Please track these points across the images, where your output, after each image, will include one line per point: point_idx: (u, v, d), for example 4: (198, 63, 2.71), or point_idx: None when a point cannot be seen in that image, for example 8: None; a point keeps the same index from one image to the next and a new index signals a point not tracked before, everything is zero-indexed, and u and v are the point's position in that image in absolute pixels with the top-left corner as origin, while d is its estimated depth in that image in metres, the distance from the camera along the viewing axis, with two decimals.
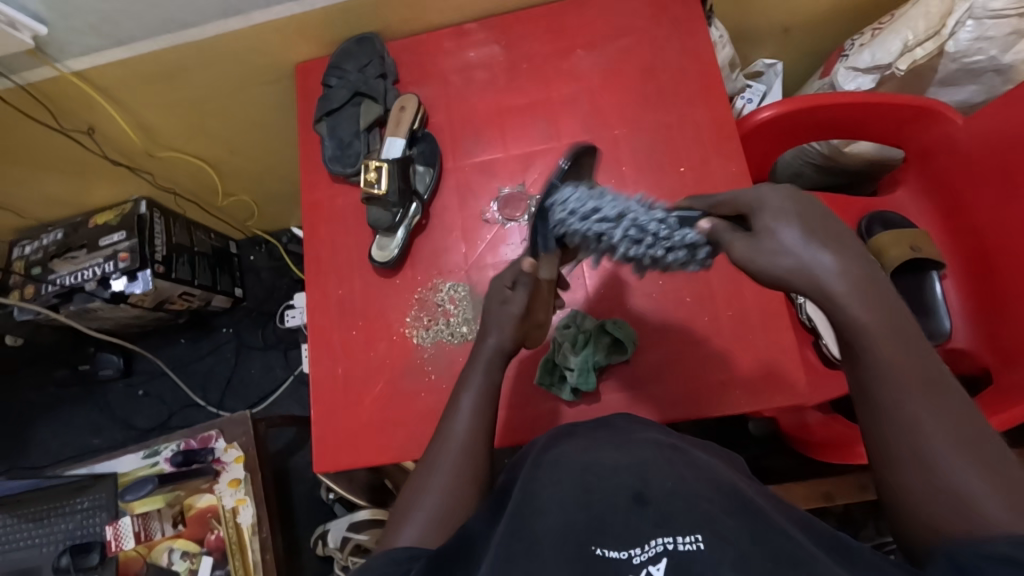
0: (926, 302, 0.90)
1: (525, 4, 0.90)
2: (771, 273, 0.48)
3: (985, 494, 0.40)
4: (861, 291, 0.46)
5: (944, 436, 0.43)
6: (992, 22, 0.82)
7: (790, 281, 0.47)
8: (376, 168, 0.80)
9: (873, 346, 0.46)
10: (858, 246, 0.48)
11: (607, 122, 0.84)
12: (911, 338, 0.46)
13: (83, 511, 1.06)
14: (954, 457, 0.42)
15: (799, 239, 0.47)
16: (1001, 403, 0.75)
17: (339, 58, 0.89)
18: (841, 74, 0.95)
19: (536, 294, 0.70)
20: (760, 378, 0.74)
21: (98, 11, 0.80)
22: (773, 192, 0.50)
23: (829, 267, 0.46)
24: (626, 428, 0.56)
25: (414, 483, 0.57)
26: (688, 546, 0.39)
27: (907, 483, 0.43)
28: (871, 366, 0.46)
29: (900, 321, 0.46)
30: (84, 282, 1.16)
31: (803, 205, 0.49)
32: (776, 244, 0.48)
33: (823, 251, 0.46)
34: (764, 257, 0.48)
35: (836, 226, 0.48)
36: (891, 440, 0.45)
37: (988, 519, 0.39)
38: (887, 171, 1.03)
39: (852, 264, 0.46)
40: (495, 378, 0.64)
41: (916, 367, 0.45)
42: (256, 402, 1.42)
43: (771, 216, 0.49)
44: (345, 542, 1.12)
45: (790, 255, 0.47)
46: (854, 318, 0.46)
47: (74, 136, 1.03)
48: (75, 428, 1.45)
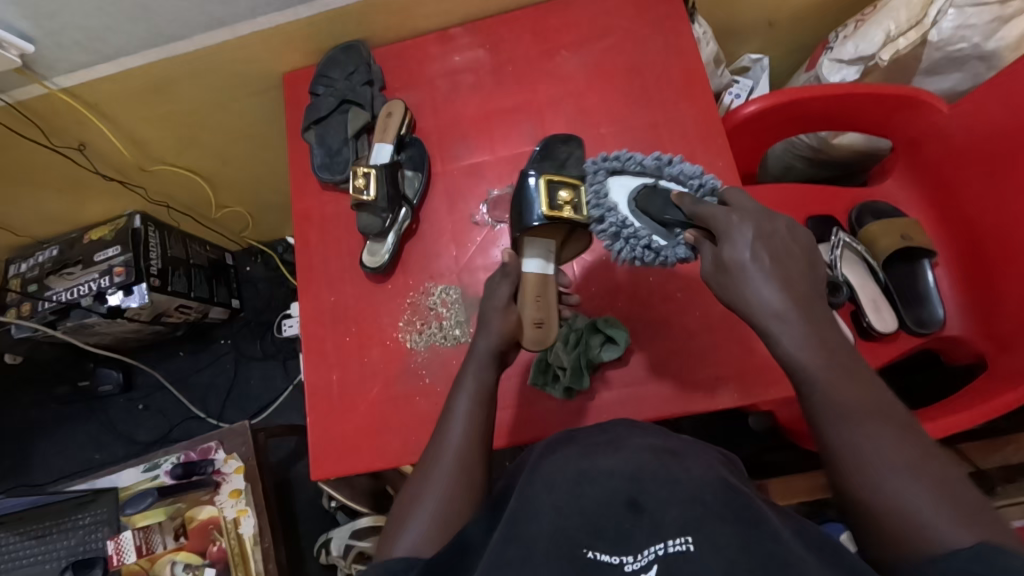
0: (919, 291, 0.91)
1: (508, 7, 0.91)
2: (727, 293, 0.55)
3: (934, 513, 0.40)
4: (804, 322, 0.51)
5: (896, 459, 0.43)
6: (973, 10, 0.83)
7: (741, 308, 0.54)
8: (365, 175, 0.82)
9: (818, 378, 0.49)
10: (806, 287, 0.53)
11: (594, 122, 0.85)
12: (852, 372, 0.49)
13: (84, 527, 1.06)
14: (903, 478, 0.42)
15: (752, 266, 0.53)
16: (994, 387, 0.74)
17: (325, 65, 0.90)
18: (826, 66, 0.96)
19: (523, 286, 0.74)
20: (753, 372, 0.75)
21: (84, 28, 0.80)
22: (742, 224, 0.55)
23: (773, 304, 0.51)
24: (620, 433, 0.56)
25: (410, 493, 0.57)
26: (679, 548, 0.39)
27: (864, 509, 0.43)
28: (817, 399, 0.48)
29: (842, 355, 0.50)
30: (81, 298, 1.18)
31: (766, 235, 0.54)
32: (735, 274, 0.54)
33: (772, 281, 0.52)
34: (723, 284, 0.55)
35: (792, 257, 0.53)
36: (843, 467, 0.45)
37: (937, 536, 0.39)
38: (877, 161, 1.04)
39: (796, 297, 0.52)
40: (486, 378, 0.65)
41: (858, 396, 0.47)
42: (256, 412, 1.42)
43: (735, 250, 0.54)
44: (348, 550, 1.12)
45: (742, 286, 0.53)
46: (796, 353, 0.50)
47: (66, 152, 1.04)
48: (76, 445, 1.45)
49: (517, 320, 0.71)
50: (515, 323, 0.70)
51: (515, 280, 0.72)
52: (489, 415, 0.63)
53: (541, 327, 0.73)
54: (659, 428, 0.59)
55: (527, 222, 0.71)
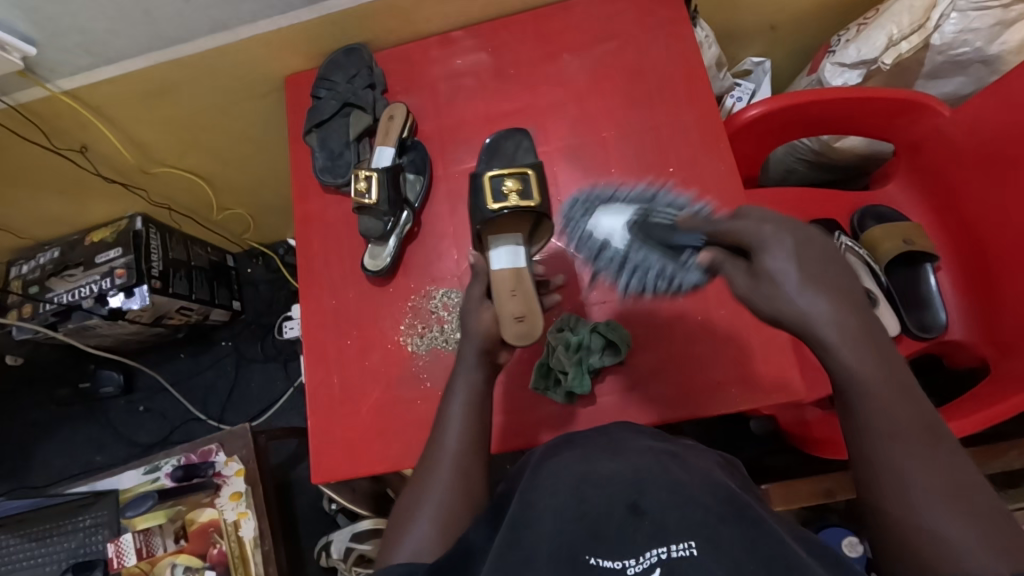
0: (920, 295, 0.91)
1: (510, 11, 0.91)
2: (769, 310, 0.49)
3: (969, 541, 0.41)
4: (852, 338, 0.47)
5: (935, 483, 0.43)
6: (976, 14, 0.82)
7: (785, 324, 0.49)
8: (367, 178, 0.81)
9: (872, 396, 0.47)
10: (853, 292, 0.49)
11: (596, 126, 0.85)
12: (909, 391, 0.47)
13: (85, 529, 1.06)
14: (940, 505, 0.42)
15: (795, 280, 0.48)
16: (996, 393, 0.74)
17: (327, 69, 0.90)
18: (828, 70, 0.95)
19: (494, 283, 0.72)
20: (756, 376, 0.74)
21: (86, 30, 0.80)
22: (777, 233, 0.50)
23: (824, 313, 0.47)
24: (621, 438, 0.55)
25: (408, 498, 0.57)
26: (682, 553, 0.39)
27: (895, 529, 0.44)
28: (868, 414, 0.47)
29: (898, 373, 0.47)
30: (82, 299, 1.17)
31: (804, 245, 0.49)
32: (775, 287, 0.49)
33: (818, 295, 0.48)
34: (762, 299, 0.50)
35: (834, 267, 0.49)
36: (881, 486, 0.45)
37: (969, 563, 0.40)
38: (878, 165, 1.04)
39: (845, 312, 0.47)
40: (477, 381, 0.64)
41: (911, 418, 0.46)
42: (257, 415, 1.42)
43: (774, 260, 0.49)
44: (348, 553, 1.12)
45: (785, 300, 0.48)
46: (850, 368, 0.47)
47: (67, 154, 1.04)
48: (77, 446, 1.45)
49: (493, 316, 0.69)
50: (490, 320, 0.69)
51: (487, 278, 0.72)
52: (484, 417, 0.63)
53: (522, 321, 0.70)
54: (661, 433, 0.59)
55: (482, 215, 0.74)
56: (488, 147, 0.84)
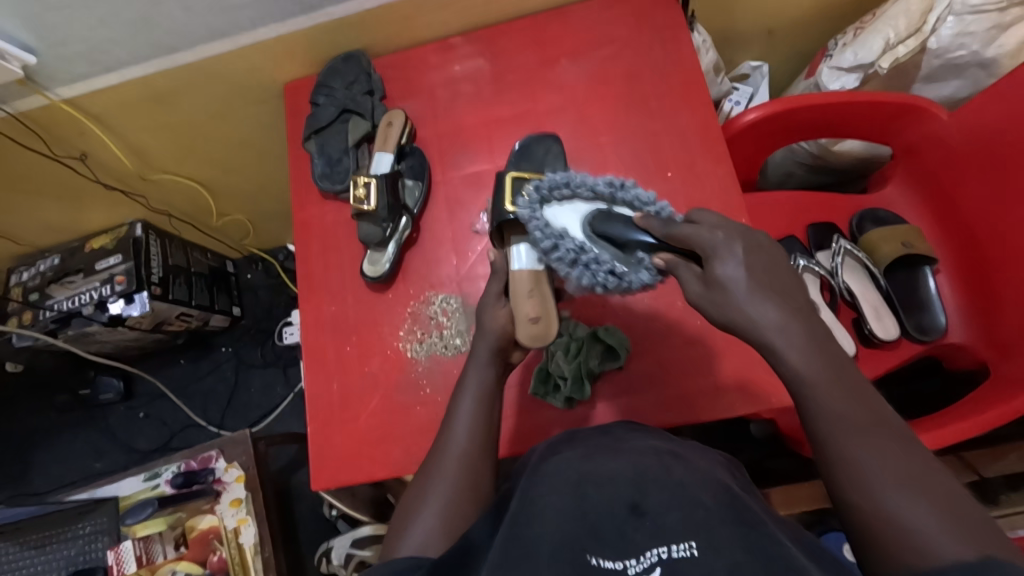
0: (920, 298, 0.91)
1: (508, 17, 0.91)
2: (720, 314, 0.51)
3: (934, 526, 0.40)
4: (799, 341, 0.48)
5: (893, 471, 0.43)
6: (972, 17, 0.83)
7: (735, 327, 0.50)
8: (365, 184, 0.81)
9: (821, 392, 0.47)
10: (798, 298, 0.51)
11: (593, 131, 0.85)
12: (855, 385, 0.48)
13: (85, 536, 1.06)
14: (903, 493, 0.42)
15: (745, 286, 0.50)
16: (997, 395, 0.74)
17: (326, 75, 0.90)
18: (825, 74, 0.96)
19: (513, 284, 0.70)
20: (754, 380, 0.74)
21: (86, 39, 0.81)
22: (729, 240, 0.52)
23: (771, 319, 0.49)
24: (623, 436, 0.55)
25: (413, 494, 0.57)
26: (682, 553, 0.39)
27: (866, 523, 0.43)
28: (817, 412, 0.47)
29: (842, 368, 0.48)
30: (82, 306, 1.17)
31: (754, 252, 0.51)
32: (726, 293, 0.50)
33: (767, 301, 0.49)
34: (714, 304, 0.51)
35: (782, 274, 0.51)
36: (844, 483, 0.45)
37: (935, 549, 0.39)
38: (876, 168, 1.04)
39: (791, 317, 0.49)
40: (488, 378, 0.64)
41: (862, 412, 0.46)
42: (257, 420, 1.42)
43: (726, 266, 0.51)
44: (349, 559, 1.12)
45: (737, 305, 0.50)
46: (797, 367, 0.48)
47: (67, 162, 1.04)
48: (77, 453, 1.45)
49: (508, 315, 0.68)
50: (506, 318, 0.68)
51: (506, 278, 0.71)
52: (493, 415, 0.62)
53: (538, 323, 0.68)
54: (666, 433, 0.59)
55: (501, 215, 0.74)
56: (519, 150, 0.83)
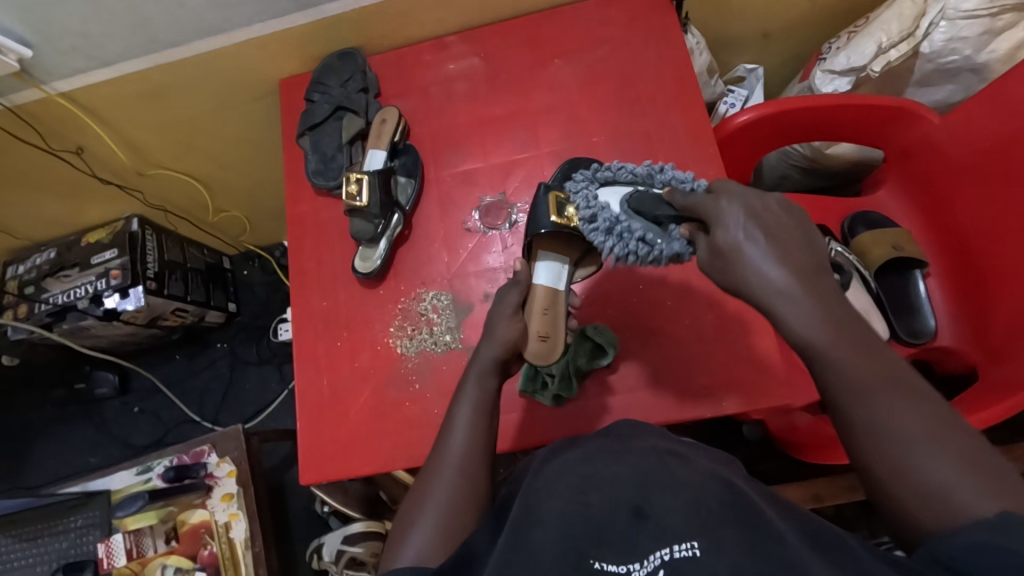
0: (911, 302, 0.91)
1: (503, 16, 0.91)
2: (726, 279, 0.53)
3: (959, 480, 0.40)
4: (806, 298, 0.49)
5: (910, 428, 0.43)
6: (965, 22, 0.83)
7: (742, 290, 0.52)
8: (358, 180, 0.82)
9: (829, 352, 0.47)
10: (808, 260, 0.51)
11: (586, 131, 0.85)
12: (862, 339, 0.48)
13: (76, 529, 1.06)
14: (922, 449, 0.42)
15: (748, 247, 0.51)
16: (984, 397, 0.74)
17: (322, 73, 0.91)
18: (818, 77, 0.96)
19: (531, 298, 0.76)
20: (742, 379, 0.74)
21: (82, 33, 0.81)
22: (731, 207, 0.54)
23: (779, 280, 0.50)
24: (627, 433, 0.56)
25: (412, 504, 0.57)
26: (685, 553, 0.39)
27: (888, 484, 0.43)
28: (831, 373, 0.47)
29: (850, 325, 0.48)
30: (77, 300, 1.18)
31: (760, 215, 0.52)
32: (731, 257, 0.52)
33: (770, 261, 0.50)
34: (720, 270, 0.54)
35: (788, 233, 0.52)
36: (863, 445, 0.45)
37: (959, 504, 0.39)
38: (869, 172, 1.04)
39: (800, 276, 0.50)
40: (487, 388, 0.66)
41: (873, 370, 0.46)
42: (252, 417, 1.42)
43: (728, 233, 0.53)
44: (339, 555, 1.11)
45: (741, 268, 0.51)
46: (801, 327, 0.48)
47: (64, 156, 1.05)
48: (71, 447, 1.45)
49: (522, 329, 0.71)
50: (520, 331, 0.70)
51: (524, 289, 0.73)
52: (490, 423, 0.64)
53: (545, 341, 0.74)
54: (664, 429, 0.60)
55: (535, 227, 0.75)
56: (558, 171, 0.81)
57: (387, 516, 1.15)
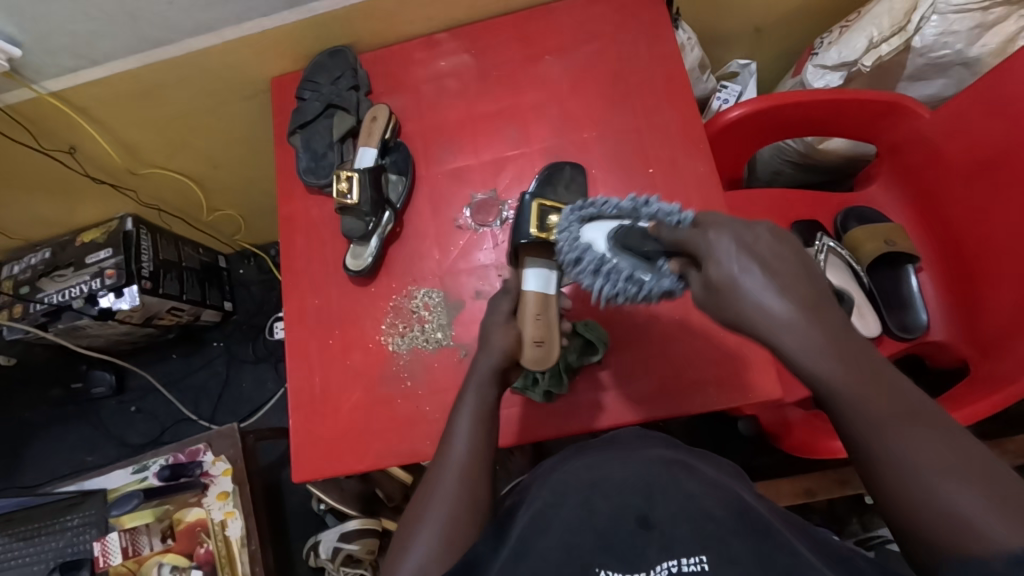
0: (903, 297, 0.92)
1: (493, 13, 0.91)
2: (724, 315, 0.52)
3: (984, 514, 0.39)
4: (811, 330, 0.48)
5: (930, 459, 0.42)
6: (956, 16, 0.83)
7: (742, 326, 0.51)
8: (348, 178, 0.82)
9: (842, 386, 0.47)
10: (808, 289, 0.50)
11: (576, 127, 0.85)
12: (874, 370, 0.47)
13: (73, 528, 1.07)
14: (943, 481, 0.41)
15: (743, 280, 0.50)
16: (970, 393, 0.74)
17: (313, 71, 0.91)
18: (811, 72, 0.96)
19: (523, 305, 0.73)
20: (732, 375, 0.75)
21: (72, 32, 0.81)
22: (721, 240, 0.52)
23: (782, 312, 0.49)
24: (632, 439, 0.56)
25: (413, 509, 0.58)
26: (693, 567, 0.41)
27: (913, 519, 0.42)
28: (847, 408, 0.47)
29: (862, 355, 0.48)
30: (72, 299, 1.18)
31: (754, 245, 0.51)
32: (728, 292, 0.51)
33: (768, 294, 0.49)
34: (716, 305, 0.52)
35: (784, 264, 0.50)
36: (882, 479, 0.44)
37: (987, 536, 0.38)
38: (862, 167, 1.05)
39: (802, 307, 0.49)
40: (486, 396, 0.65)
41: (889, 402, 0.46)
42: (249, 415, 1.42)
43: (721, 267, 0.52)
44: (335, 552, 1.12)
45: (738, 303, 0.50)
46: (808, 359, 0.48)
47: (57, 155, 1.04)
48: (68, 447, 1.46)
49: (518, 336, 0.70)
50: (516, 339, 0.69)
51: (516, 296, 0.73)
52: (489, 432, 0.63)
53: (540, 347, 0.71)
54: (671, 438, 0.59)
55: (518, 236, 0.74)
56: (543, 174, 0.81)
57: (383, 513, 1.14)
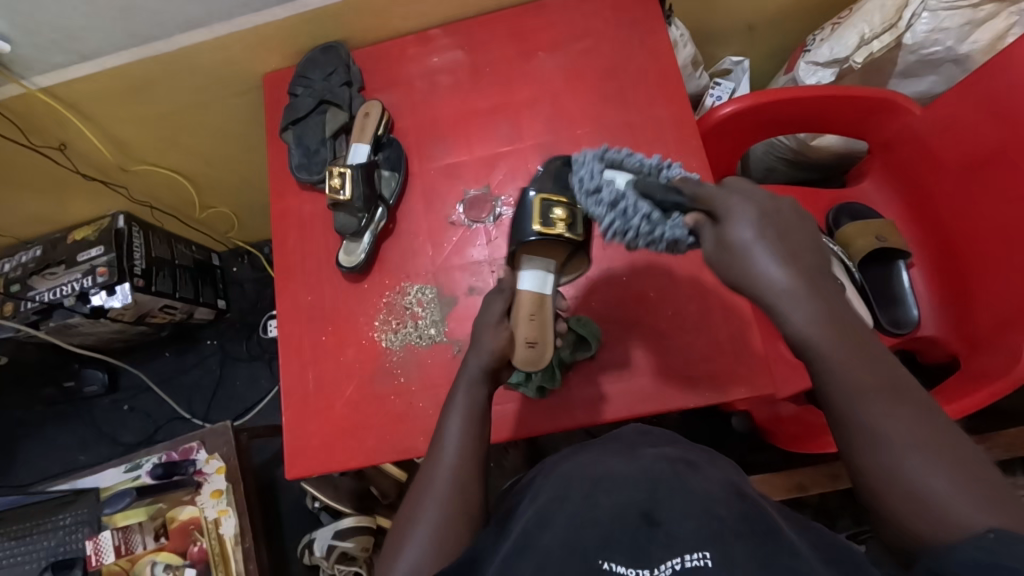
0: (894, 293, 0.92)
1: (486, 9, 0.91)
2: (729, 274, 0.51)
3: (952, 495, 0.40)
4: (811, 304, 0.48)
5: (908, 436, 0.43)
6: (946, 13, 0.84)
7: (745, 287, 0.51)
8: (341, 174, 0.81)
9: (830, 355, 0.47)
10: (813, 262, 0.50)
11: (570, 123, 0.85)
12: (860, 342, 0.47)
13: (65, 527, 1.06)
14: (918, 459, 0.42)
15: (754, 244, 0.50)
16: (959, 387, 0.76)
17: (305, 67, 0.90)
18: (803, 69, 0.96)
19: (516, 305, 0.73)
20: (725, 370, 0.75)
21: (61, 28, 0.80)
22: (740, 203, 0.52)
23: (783, 283, 0.49)
24: (634, 441, 0.56)
25: (408, 511, 0.58)
26: (696, 563, 0.39)
27: (883, 491, 0.43)
28: (829, 377, 0.47)
29: (851, 326, 0.48)
30: (64, 298, 1.17)
31: (769, 212, 0.51)
32: (739, 252, 0.50)
33: (776, 262, 0.49)
34: (724, 264, 0.52)
35: (796, 234, 0.51)
36: (858, 450, 0.45)
37: (955, 518, 0.39)
38: (853, 163, 1.05)
39: (803, 279, 0.49)
40: (477, 395, 0.65)
41: (874, 377, 0.46)
42: (242, 413, 1.42)
43: (737, 229, 0.51)
44: (330, 551, 1.11)
45: (747, 265, 0.50)
46: (804, 327, 0.48)
47: (46, 152, 1.03)
48: (61, 446, 1.45)
49: (510, 335, 0.70)
50: (507, 340, 0.69)
51: (509, 296, 0.72)
52: (481, 431, 0.63)
53: (534, 348, 0.71)
54: (673, 438, 0.60)
55: (522, 236, 0.73)
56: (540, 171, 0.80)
57: (379, 510, 1.14)
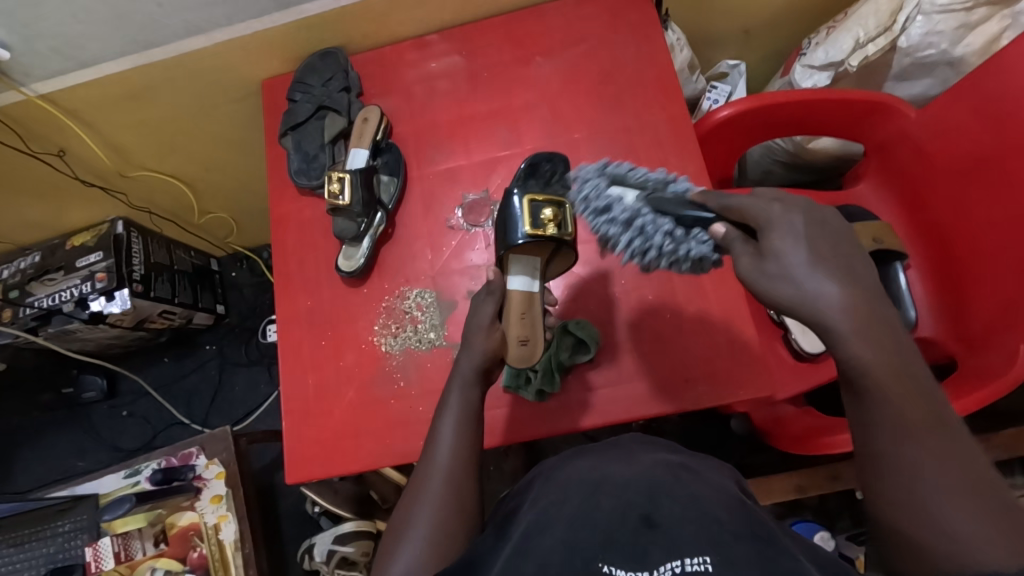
0: (892, 294, 0.91)
1: (483, 14, 0.92)
2: (774, 292, 0.47)
3: (982, 540, 0.40)
4: (865, 327, 0.45)
5: (945, 476, 0.43)
6: (940, 17, 0.85)
7: (792, 306, 0.47)
8: (340, 179, 0.81)
9: (882, 385, 0.45)
10: (867, 281, 0.47)
11: (568, 127, 0.85)
12: (912, 374, 0.46)
13: (64, 534, 1.06)
14: (951, 501, 0.42)
15: (802, 260, 0.47)
16: (954, 388, 0.76)
17: (304, 73, 0.91)
18: (799, 72, 0.96)
19: (507, 304, 0.73)
20: (722, 372, 0.75)
21: (61, 35, 0.80)
22: (786, 213, 0.48)
23: (832, 298, 0.46)
24: (631, 446, 0.56)
25: (403, 513, 0.58)
26: (697, 567, 0.40)
27: (908, 524, 0.43)
28: (878, 406, 0.46)
29: (907, 357, 0.46)
30: (62, 304, 1.17)
31: (816, 226, 0.48)
32: (784, 266, 0.47)
33: (828, 278, 0.46)
34: (767, 279, 0.48)
35: (846, 251, 0.48)
36: (893, 482, 0.45)
37: (980, 561, 0.40)
38: (850, 166, 1.06)
39: (858, 299, 0.46)
40: (472, 397, 0.66)
41: (923, 412, 0.45)
42: (242, 418, 1.42)
43: (784, 241, 0.47)
44: (330, 555, 1.11)
45: (796, 282, 0.46)
46: (860, 353, 0.45)
47: (45, 158, 1.04)
48: (59, 452, 1.44)
49: (502, 337, 0.70)
50: (499, 342, 0.69)
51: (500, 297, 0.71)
52: (475, 434, 0.63)
53: (526, 346, 0.72)
54: (664, 441, 0.59)
55: (510, 239, 0.71)
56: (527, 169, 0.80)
57: (378, 515, 1.15)
